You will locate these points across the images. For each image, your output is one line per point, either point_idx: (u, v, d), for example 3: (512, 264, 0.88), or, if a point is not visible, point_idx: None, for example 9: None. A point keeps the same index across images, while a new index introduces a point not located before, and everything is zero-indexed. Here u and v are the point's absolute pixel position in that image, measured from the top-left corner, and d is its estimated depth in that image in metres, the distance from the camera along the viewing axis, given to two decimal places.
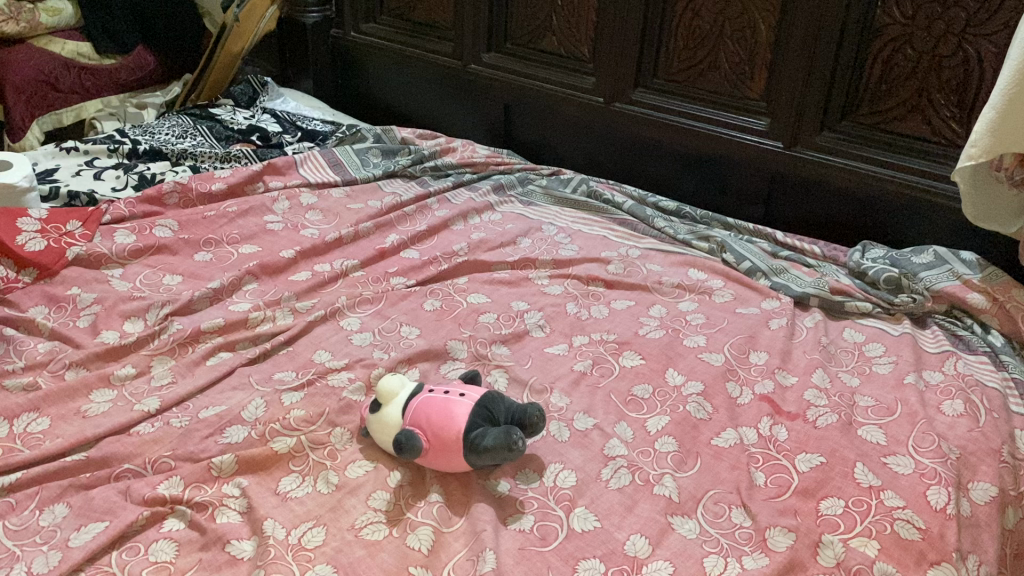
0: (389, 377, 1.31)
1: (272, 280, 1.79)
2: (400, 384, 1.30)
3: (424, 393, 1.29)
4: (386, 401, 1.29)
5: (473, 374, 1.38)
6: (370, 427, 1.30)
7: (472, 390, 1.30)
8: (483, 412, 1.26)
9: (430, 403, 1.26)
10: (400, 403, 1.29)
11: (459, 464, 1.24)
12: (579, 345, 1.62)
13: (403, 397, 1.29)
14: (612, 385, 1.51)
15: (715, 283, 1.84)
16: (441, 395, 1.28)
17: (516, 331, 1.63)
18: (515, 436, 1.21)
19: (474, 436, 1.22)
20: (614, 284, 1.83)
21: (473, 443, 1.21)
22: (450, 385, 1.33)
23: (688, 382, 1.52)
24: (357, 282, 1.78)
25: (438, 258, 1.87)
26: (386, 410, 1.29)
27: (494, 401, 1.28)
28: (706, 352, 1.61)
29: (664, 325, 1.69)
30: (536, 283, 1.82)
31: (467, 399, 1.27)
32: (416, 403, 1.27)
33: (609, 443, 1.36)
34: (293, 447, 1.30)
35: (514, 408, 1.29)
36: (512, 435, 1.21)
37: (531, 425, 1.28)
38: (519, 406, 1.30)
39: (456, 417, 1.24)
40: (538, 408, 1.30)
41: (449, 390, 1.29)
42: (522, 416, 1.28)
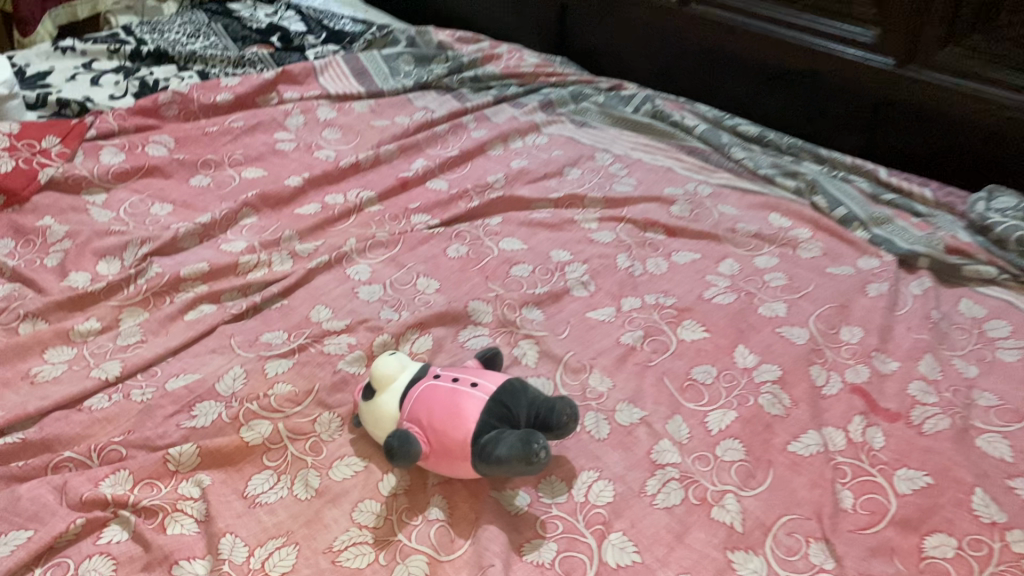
0: (386, 356, 1.06)
1: (274, 213, 1.53)
2: (399, 366, 1.05)
3: (428, 378, 1.04)
4: (381, 387, 1.04)
5: (492, 352, 1.12)
6: (361, 416, 1.05)
7: (488, 378, 1.05)
8: (500, 409, 1.00)
9: (433, 394, 1.01)
10: (399, 391, 1.03)
11: (467, 470, 1.00)
12: (629, 310, 1.34)
13: (403, 383, 1.04)
14: (666, 365, 1.23)
15: (799, 232, 1.53)
16: (449, 384, 1.03)
17: (554, 290, 1.36)
18: (535, 445, 0.95)
19: (487, 440, 0.97)
20: (677, 231, 1.52)
21: (485, 449, 0.96)
22: (463, 369, 1.07)
23: (762, 365, 1.23)
24: (373, 218, 1.52)
25: (469, 190, 1.59)
26: (380, 397, 1.04)
27: (515, 395, 1.03)
28: (786, 324, 1.31)
29: (734, 287, 1.39)
30: (583, 228, 1.53)
31: (480, 390, 1.02)
32: (417, 392, 1.02)
33: (658, 446, 1.10)
34: (269, 437, 1.07)
35: (540, 403, 1.04)
36: (535, 443, 0.95)
37: (560, 426, 1.02)
38: (546, 400, 1.04)
39: (465, 414, 0.99)
40: (572, 403, 1.04)
41: (460, 376, 1.04)
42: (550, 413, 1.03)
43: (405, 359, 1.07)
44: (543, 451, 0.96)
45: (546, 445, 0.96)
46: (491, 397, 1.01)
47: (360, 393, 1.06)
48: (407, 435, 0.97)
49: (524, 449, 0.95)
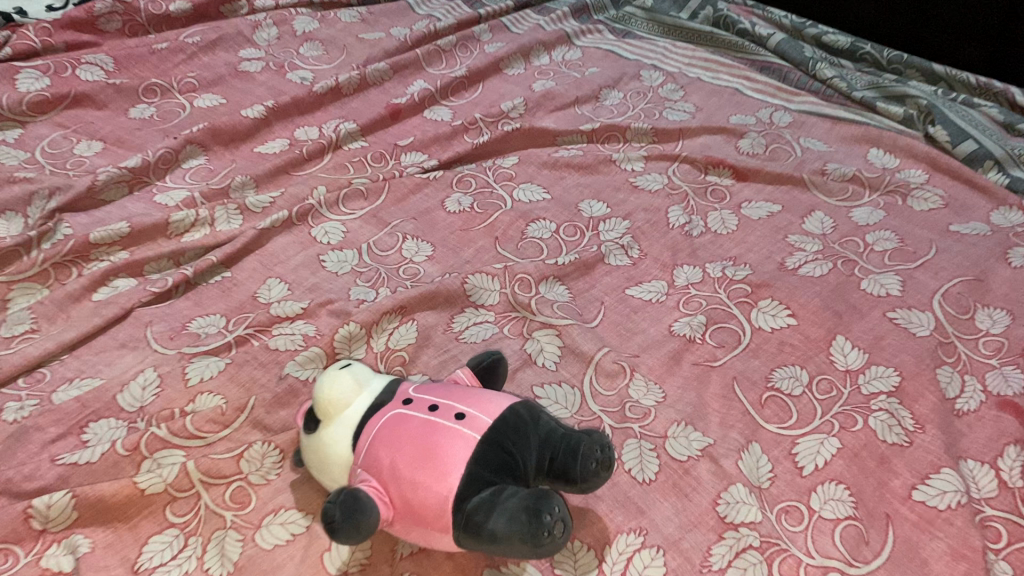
0: (335, 370, 0.73)
1: (229, 152, 1.20)
2: (353, 387, 0.72)
3: (395, 404, 0.72)
4: (327, 416, 0.72)
5: (490, 359, 0.80)
6: (303, 455, 0.74)
7: (481, 402, 0.72)
8: (496, 455, 0.68)
9: (399, 431, 0.69)
10: (353, 423, 0.71)
11: (448, 544, 0.68)
12: (685, 285, 1.00)
13: (358, 410, 0.72)
14: (735, 366, 0.90)
15: (910, 175, 1.16)
16: (424, 414, 0.70)
17: (583, 259, 1.02)
18: (547, 518, 0.63)
19: (477, 505, 0.65)
20: (747, 175, 1.16)
21: (473, 519, 0.65)
22: (446, 387, 0.75)
23: (871, 367, 0.89)
24: (353, 157, 1.18)
25: (478, 121, 1.25)
26: (327, 431, 0.72)
27: (519, 430, 0.71)
28: (901, 306, 0.96)
29: (826, 253, 1.04)
30: (623, 169, 1.18)
31: (468, 424, 0.69)
32: (377, 426, 0.70)
33: (728, 492, 0.77)
34: (175, 481, 0.75)
35: (557, 441, 0.71)
36: (549, 513, 0.63)
37: (586, 478, 0.70)
38: (564, 436, 0.72)
39: (445, 464, 0.66)
40: (602, 441, 0.72)
41: (440, 402, 0.71)
42: (570, 457, 0.70)
43: (365, 373, 0.75)
44: (559, 524, 0.64)
45: (564, 515, 0.64)
46: (484, 435, 0.69)
47: (302, 421, 0.75)
48: (359, 495, 0.65)
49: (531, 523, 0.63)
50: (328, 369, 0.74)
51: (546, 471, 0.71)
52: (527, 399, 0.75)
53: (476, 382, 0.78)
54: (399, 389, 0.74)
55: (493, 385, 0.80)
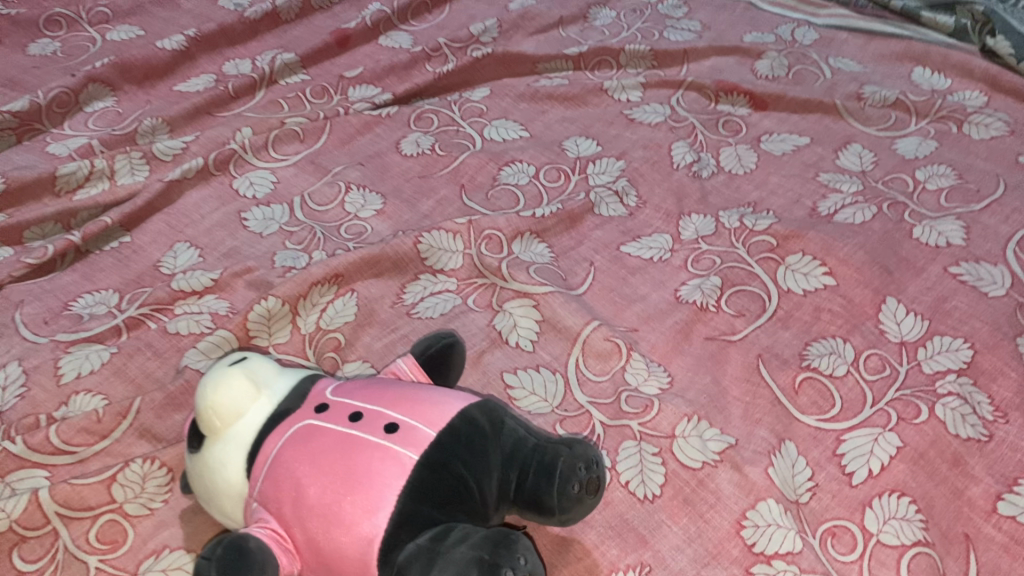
0: (223, 368, 0.53)
1: (143, 91, 1.00)
2: (246, 390, 0.52)
3: (305, 413, 0.52)
4: (212, 432, 0.52)
5: (441, 342, 0.60)
6: (189, 480, 0.55)
7: (422, 405, 0.52)
8: (441, 482, 0.49)
9: (306, 452, 0.50)
10: (247, 441, 0.52)
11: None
12: (694, 239, 0.81)
13: (254, 424, 0.52)
14: (760, 341, 0.71)
15: (965, 98, 0.95)
16: (343, 425, 0.51)
17: (568, 209, 0.82)
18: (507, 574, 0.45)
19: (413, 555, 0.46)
20: (767, 103, 0.96)
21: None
22: (377, 384, 0.55)
23: (934, 337, 0.70)
24: (289, 93, 0.98)
25: (442, 47, 1.04)
26: (213, 451, 0.52)
27: (475, 445, 0.52)
28: (966, 259, 0.76)
29: (868, 194, 0.84)
30: (617, 100, 0.98)
31: (403, 437, 0.50)
32: (278, 444, 0.51)
33: (756, 512, 0.58)
34: (23, 517, 0.56)
35: (526, 457, 0.53)
36: (511, 567, 0.45)
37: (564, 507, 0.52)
38: (537, 448, 0.53)
39: (368, 500, 0.47)
40: (587, 454, 0.53)
41: (365, 408, 0.52)
42: (543, 478, 0.52)
43: (268, 369, 0.55)
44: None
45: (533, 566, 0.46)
46: (423, 455, 0.49)
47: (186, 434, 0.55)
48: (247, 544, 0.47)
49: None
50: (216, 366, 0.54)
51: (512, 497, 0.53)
52: (487, 397, 0.56)
53: (422, 376, 0.59)
54: (314, 391, 0.55)
55: (445, 376, 0.61)
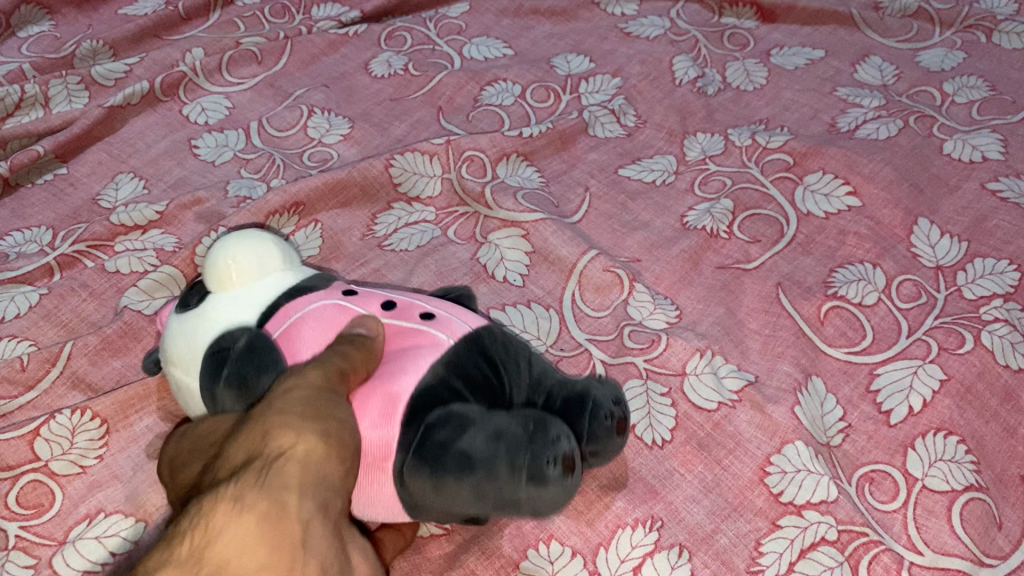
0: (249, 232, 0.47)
1: (83, 14, 0.90)
2: (272, 255, 0.46)
3: (331, 291, 0.46)
4: (221, 285, 0.45)
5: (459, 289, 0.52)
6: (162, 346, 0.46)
7: (458, 311, 0.46)
8: (471, 364, 0.42)
9: (336, 314, 0.43)
10: (262, 302, 0.44)
11: (371, 496, 0.39)
12: (700, 160, 0.72)
13: (274, 288, 0.45)
14: (779, 268, 0.63)
15: (994, 5, 0.87)
16: (372, 308, 0.44)
17: (559, 129, 0.73)
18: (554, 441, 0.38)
19: (445, 417, 0.38)
20: (776, 15, 0.87)
21: (433, 438, 0.38)
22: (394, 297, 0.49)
23: (974, 260, 0.62)
24: (245, 12, 0.88)
25: None
26: (217, 304, 0.44)
27: (506, 349, 0.45)
28: (1006, 174, 0.68)
29: (892, 108, 0.75)
30: (610, 14, 0.88)
31: (440, 324, 0.43)
32: (299, 308, 0.44)
33: (782, 457, 0.50)
34: None
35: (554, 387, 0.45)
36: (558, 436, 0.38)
37: (592, 439, 0.43)
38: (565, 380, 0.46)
39: (401, 364, 0.40)
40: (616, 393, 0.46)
41: (396, 297, 0.46)
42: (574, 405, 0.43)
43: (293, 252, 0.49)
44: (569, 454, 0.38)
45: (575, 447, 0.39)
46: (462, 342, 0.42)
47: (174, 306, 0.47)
48: (261, 372, 0.40)
49: (534, 443, 0.38)
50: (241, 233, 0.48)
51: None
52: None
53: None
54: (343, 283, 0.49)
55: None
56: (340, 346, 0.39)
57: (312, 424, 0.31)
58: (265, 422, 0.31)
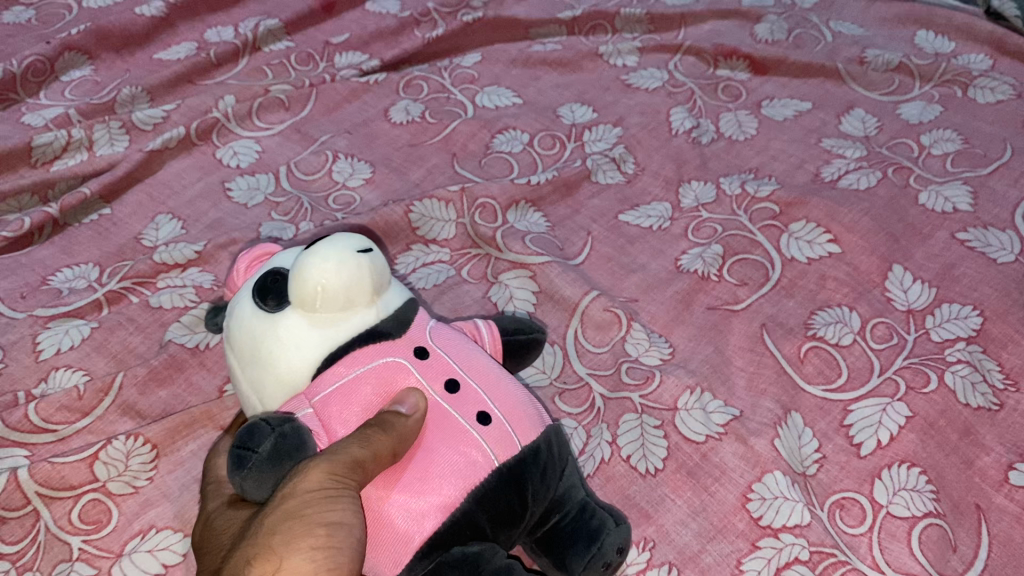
0: (353, 248, 0.48)
1: (122, 60, 0.96)
2: (363, 293, 0.47)
3: (400, 347, 0.48)
4: (304, 306, 0.47)
5: (532, 334, 0.56)
6: (235, 323, 0.49)
7: (518, 409, 0.48)
8: (506, 500, 0.45)
9: (385, 391, 0.46)
10: (335, 341, 0.47)
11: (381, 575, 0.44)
12: (694, 207, 0.78)
13: (350, 330, 0.47)
14: (764, 310, 0.68)
15: (970, 61, 0.93)
16: (436, 388, 0.47)
17: (564, 177, 0.80)
18: None
19: (458, 561, 0.43)
20: (767, 68, 0.93)
21: None
22: (469, 344, 0.51)
23: (942, 306, 0.67)
24: (273, 60, 0.94)
25: (431, 12, 1.00)
26: (295, 326, 0.47)
27: (549, 472, 0.48)
28: (974, 224, 0.74)
29: (872, 159, 0.81)
30: (612, 65, 0.95)
31: (491, 434, 0.46)
32: (363, 368, 0.46)
33: (762, 484, 0.56)
34: (3, 498, 0.54)
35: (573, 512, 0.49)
36: None
37: None
38: (586, 505, 0.50)
39: (436, 476, 0.44)
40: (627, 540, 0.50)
41: (463, 381, 0.48)
42: (581, 541, 0.48)
43: (386, 274, 0.50)
44: None
45: None
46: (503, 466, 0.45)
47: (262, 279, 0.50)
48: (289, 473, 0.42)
49: None
50: (346, 242, 0.48)
51: (540, 532, 0.49)
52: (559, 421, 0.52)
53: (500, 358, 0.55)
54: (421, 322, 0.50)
55: (521, 362, 0.57)
56: (370, 427, 0.43)
57: (297, 544, 0.37)
58: (258, 544, 0.37)
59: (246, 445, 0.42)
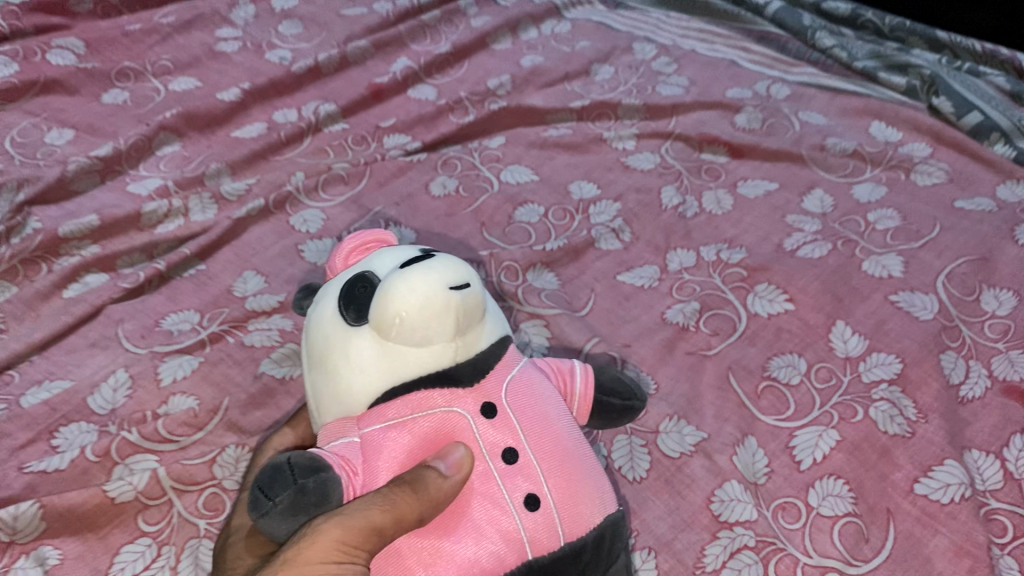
0: (442, 288, 0.55)
1: (205, 138, 1.16)
2: (440, 334, 0.55)
3: (470, 402, 0.56)
4: (385, 337, 0.55)
5: (629, 402, 0.67)
6: (326, 327, 0.58)
7: (571, 496, 0.55)
8: None
9: (439, 442, 0.55)
10: (403, 375, 0.55)
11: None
12: (678, 270, 0.96)
13: (420, 367, 0.55)
14: (731, 355, 0.86)
15: (913, 149, 1.11)
16: (495, 455, 0.55)
17: (573, 244, 0.98)
18: None
19: None
20: (743, 151, 1.12)
21: None
22: (550, 415, 0.59)
23: (873, 355, 0.85)
24: (333, 141, 1.14)
25: (463, 101, 1.20)
26: (373, 351, 0.55)
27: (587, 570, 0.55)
28: (904, 288, 0.91)
29: (826, 233, 0.99)
30: (615, 148, 1.14)
31: (534, 519, 0.53)
32: (429, 417, 0.55)
33: (722, 489, 0.74)
34: (146, 489, 0.72)
35: None
36: None
37: None
38: None
39: (467, 546, 0.51)
40: None
41: (523, 454, 0.55)
42: None
43: (469, 314, 0.56)
44: None
45: None
46: (536, 555, 0.53)
47: (357, 287, 0.58)
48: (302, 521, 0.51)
49: None
50: (442, 281, 0.55)
51: None
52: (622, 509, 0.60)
53: (584, 416, 0.65)
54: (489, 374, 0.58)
55: (609, 423, 0.67)
56: (398, 493, 0.51)
57: None
58: None
59: (269, 494, 0.52)
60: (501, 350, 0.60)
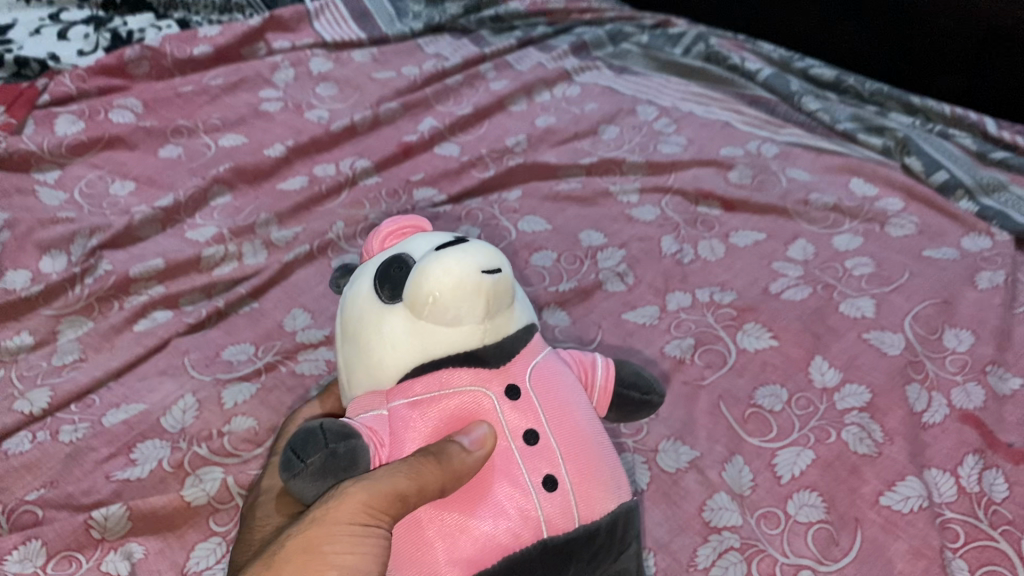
0: (472, 272, 0.64)
1: (253, 189, 1.29)
2: (469, 313, 0.64)
3: (496, 383, 0.67)
4: (418, 316, 0.65)
5: (645, 395, 0.77)
6: (367, 304, 0.68)
7: (585, 485, 0.65)
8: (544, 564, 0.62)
9: (467, 417, 0.65)
10: (432, 354, 0.66)
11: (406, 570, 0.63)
12: (676, 310, 1.08)
13: (449, 346, 0.65)
14: (722, 385, 0.98)
15: (888, 203, 1.24)
16: (519, 437, 0.65)
17: (583, 286, 1.11)
18: None
19: None
20: (735, 205, 1.25)
21: None
22: (572, 408, 0.69)
23: (846, 386, 0.96)
24: (368, 194, 1.27)
25: (484, 157, 1.34)
26: (407, 330, 0.66)
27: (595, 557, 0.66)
28: (875, 327, 1.03)
29: (807, 278, 1.12)
30: (620, 201, 1.27)
31: (549, 498, 0.63)
32: (455, 394, 0.66)
33: (712, 500, 0.85)
34: (217, 495, 0.85)
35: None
36: None
37: None
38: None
39: (488, 517, 0.62)
40: None
41: (545, 441, 0.66)
42: None
43: (494, 293, 0.65)
44: None
45: None
46: (551, 534, 0.63)
47: (396, 270, 0.68)
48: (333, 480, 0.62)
49: None
50: (472, 265, 0.64)
51: None
52: (634, 505, 0.70)
53: (603, 405, 0.75)
54: (510, 357, 0.68)
55: (626, 413, 0.78)
56: (422, 462, 0.61)
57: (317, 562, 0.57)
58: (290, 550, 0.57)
59: (304, 455, 0.62)
60: (522, 335, 0.70)
